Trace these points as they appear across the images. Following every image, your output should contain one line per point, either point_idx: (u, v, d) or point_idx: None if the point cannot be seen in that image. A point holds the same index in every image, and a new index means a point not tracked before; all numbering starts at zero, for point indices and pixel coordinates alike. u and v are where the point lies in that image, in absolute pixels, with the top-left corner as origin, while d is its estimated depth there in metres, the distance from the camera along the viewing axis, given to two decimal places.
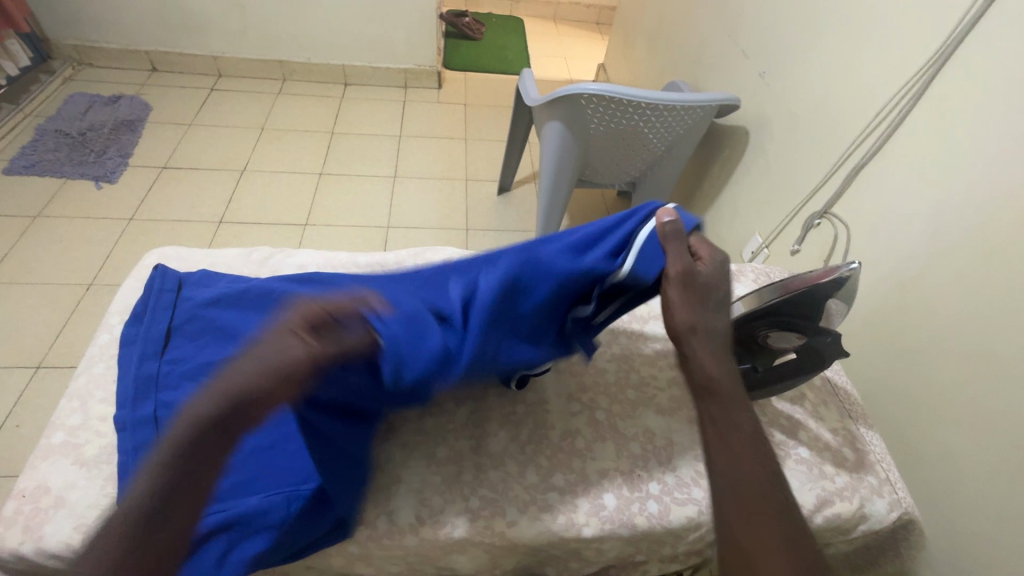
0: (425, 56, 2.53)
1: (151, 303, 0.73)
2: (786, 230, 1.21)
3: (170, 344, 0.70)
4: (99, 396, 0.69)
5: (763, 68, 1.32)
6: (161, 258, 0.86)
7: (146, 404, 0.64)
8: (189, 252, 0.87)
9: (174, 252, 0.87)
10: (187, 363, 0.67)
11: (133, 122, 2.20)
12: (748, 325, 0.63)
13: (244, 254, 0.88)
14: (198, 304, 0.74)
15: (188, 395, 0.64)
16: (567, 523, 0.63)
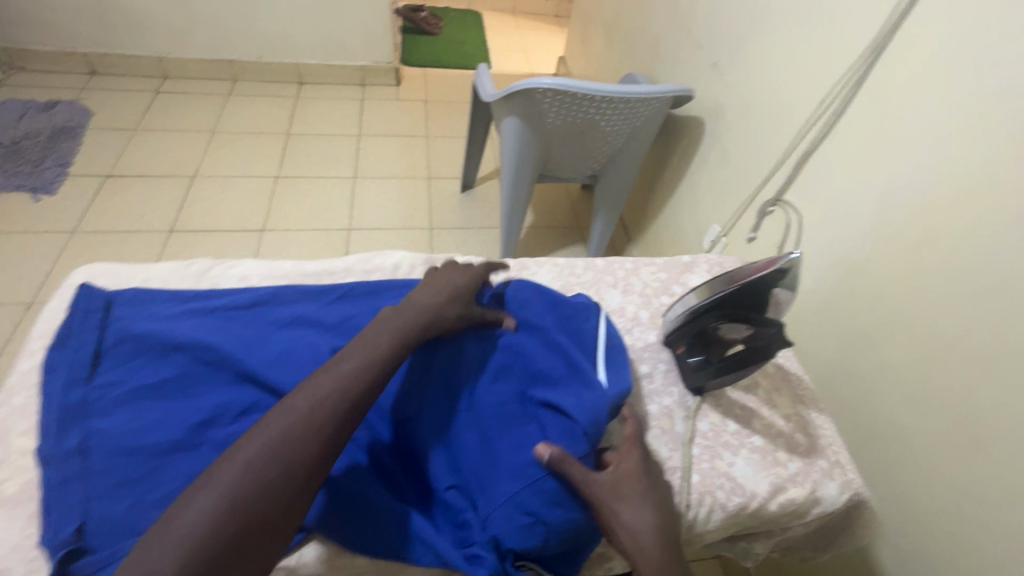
0: (381, 53, 2.47)
1: (78, 327, 0.69)
2: (743, 218, 1.23)
3: (99, 367, 0.67)
4: (21, 428, 0.65)
5: (715, 59, 1.33)
6: (88, 276, 0.81)
7: (73, 434, 0.60)
8: (119, 268, 0.83)
9: (103, 268, 0.83)
10: (120, 387, 0.64)
11: (72, 129, 2.08)
12: (697, 317, 0.65)
13: (180, 266, 0.85)
14: (130, 324, 0.70)
15: (122, 420, 0.61)
16: None
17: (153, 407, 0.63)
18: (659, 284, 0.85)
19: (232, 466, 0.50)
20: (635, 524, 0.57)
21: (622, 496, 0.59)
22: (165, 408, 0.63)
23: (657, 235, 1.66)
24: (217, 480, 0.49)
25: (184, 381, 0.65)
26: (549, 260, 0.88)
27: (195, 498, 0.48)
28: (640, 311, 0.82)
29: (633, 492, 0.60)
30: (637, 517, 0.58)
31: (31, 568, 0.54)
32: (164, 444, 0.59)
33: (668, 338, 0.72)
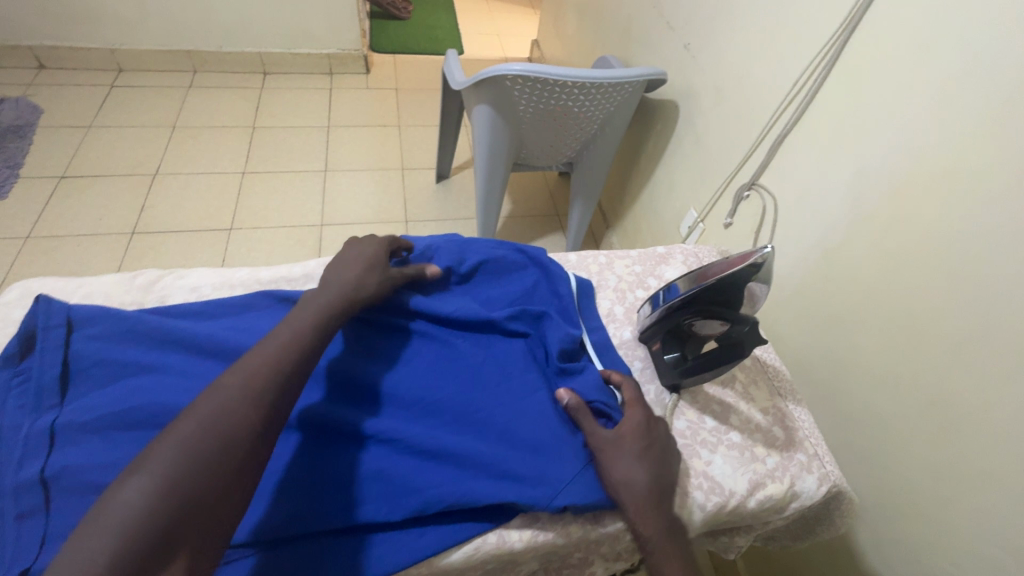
0: (348, 39, 2.39)
1: (39, 349, 0.66)
2: (719, 204, 1.22)
3: (70, 394, 0.65)
4: None
5: (688, 40, 1.30)
6: (25, 293, 0.77)
7: (34, 463, 0.58)
8: (58, 282, 0.79)
9: (45, 282, 0.79)
10: (90, 414, 0.63)
11: (21, 127, 1.97)
12: (673, 312, 0.63)
13: (127, 278, 0.82)
14: (101, 349, 0.68)
15: (90, 452, 0.60)
16: (498, 541, 0.61)
17: (125, 438, 0.62)
18: (634, 277, 0.84)
19: (177, 435, 0.48)
20: (638, 483, 0.60)
21: (625, 456, 0.61)
22: (139, 441, 0.62)
23: (636, 222, 1.64)
24: (157, 448, 0.47)
25: (156, 410, 0.63)
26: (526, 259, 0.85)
27: (128, 481, 0.45)
28: (615, 306, 0.81)
29: (642, 452, 0.62)
30: (643, 479, 0.60)
31: None
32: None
33: (643, 334, 0.70)
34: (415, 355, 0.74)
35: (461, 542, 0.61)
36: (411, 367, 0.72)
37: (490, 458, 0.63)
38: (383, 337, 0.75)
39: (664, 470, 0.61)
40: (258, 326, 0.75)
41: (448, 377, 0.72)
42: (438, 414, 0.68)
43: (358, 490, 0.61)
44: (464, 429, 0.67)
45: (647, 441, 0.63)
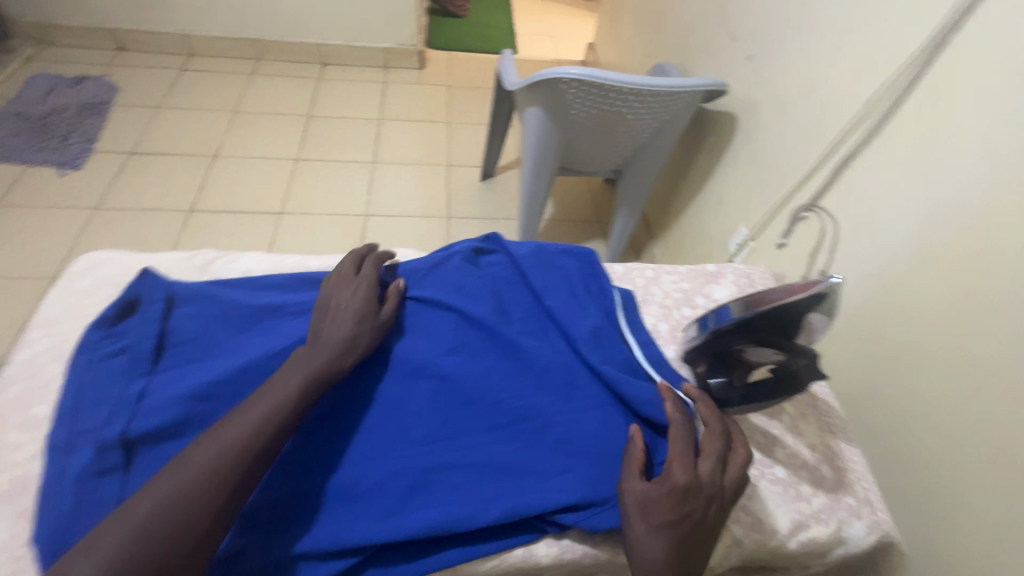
0: (405, 35, 2.43)
1: (137, 321, 0.69)
2: (773, 223, 1.16)
3: (159, 363, 0.68)
4: (15, 421, 0.66)
5: (752, 52, 1.25)
6: (94, 265, 0.82)
7: (116, 424, 0.60)
8: (124, 257, 0.84)
9: (112, 256, 0.84)
10: (176, 385, 0.65)
11: (98, 105, 2.10)
12: (724, 336, 0.59)
13: (184, 257, 0.85)
14: (188, 325, 0.72)
15: (172, 422, 0.61)
16: (524, 555, 0.60)
17: (205, 411, 0.63)
18: (681, 294, 0.79)
19: (154, 490, 0.50)
20: (653, 556, 0.52)
21: (646, 522, 0.54)
22: (215, 415, 0.64)
23: (681, 235, 1.60)
24: (133, 503, 0.49)
25: (232, 388, 0.66)
26: (580, 251, 0.79)
27: (126, 512, 0.49)
28: (659, 323, 0.75)
29: (673, 523, 0.54)
30: (659, 552, 0.52)
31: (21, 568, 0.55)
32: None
33: (685, 355, 0.66)
34: (464, 349, 0.70)
35: (500, 551, 0.59)
36: (457, 364, 0.69)
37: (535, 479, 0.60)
38: (430, 328, 0.72)
39: (689, 547, 0.53)
40: None
41: (512, 381, 0.67)
42: (485, 418, 0.65)
43: (399, 494, 0.59)
44: (512, 439, 0.64)
45: (682, 515, 0.54)
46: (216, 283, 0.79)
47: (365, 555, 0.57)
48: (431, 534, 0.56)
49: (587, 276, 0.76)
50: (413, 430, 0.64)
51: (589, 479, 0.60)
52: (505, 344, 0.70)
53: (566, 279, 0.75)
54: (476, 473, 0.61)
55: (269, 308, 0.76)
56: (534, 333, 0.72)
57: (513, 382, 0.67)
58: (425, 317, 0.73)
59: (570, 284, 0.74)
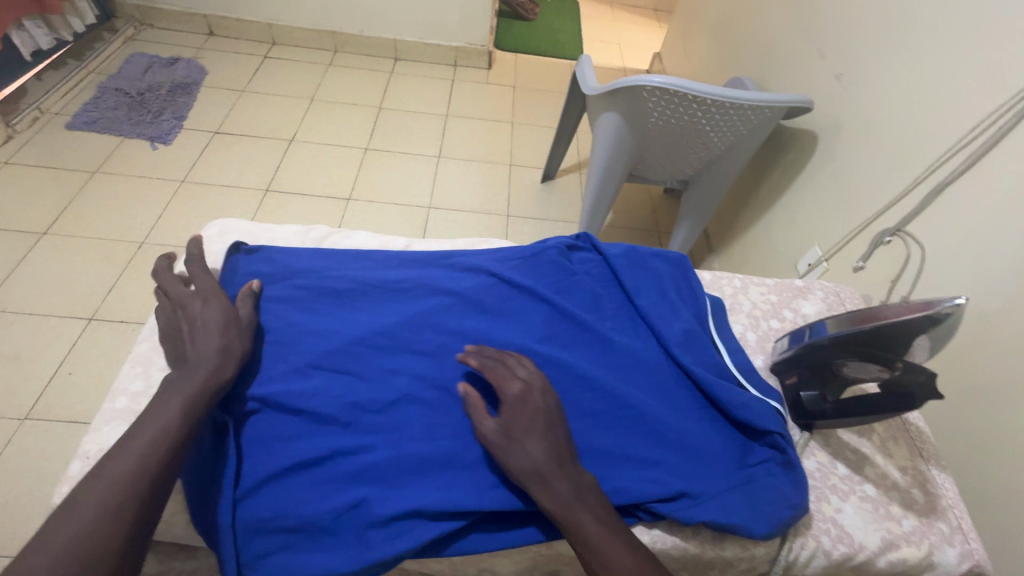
0: (477, 34, 2.48)
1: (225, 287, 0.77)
2: (851, 245, 1.14)
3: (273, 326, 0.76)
4: (158, 364, 0.76)
5: (840, 70, 1.23)
6: (220, 231, 0.90)
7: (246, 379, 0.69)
8: (247, 225, 0.92)
9: (235, 223, 0.92)
10: (293, 349, 0.72)
11: (188, 85, 2.23)
12: (822, 350, 0.60)
13: (302, 231, 0.93)
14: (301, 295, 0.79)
15: (289, 383, 0.68)
16: None
17: (315, 375, 0.69)
18: (769, 306, 0.79)
19: (103, 475, 0.54)
20: (535, 461, 0.57)
21: (513, 441, 0.59)
22: (324, 379, 0.69)
23: (744, 250, 1.59)
24: (87, 488, 0.53)
25: (340, 355, 0.71)
26: (670, 255, 0.80)
27: (74, 509, 0.51)
28: (747, 333, 0.76)
29: (534, 426, 0.60)
30: (540, 454, 0.58)
31: None
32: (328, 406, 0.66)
33: (775, 366, 0.69)
34: (558, 338, 0.72)
35: None
36: (551, 350, 0.70)
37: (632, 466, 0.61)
38: (523, 314, 0.74)
39: (557, 438, 0.60)
40: (422, 291, 0.78)
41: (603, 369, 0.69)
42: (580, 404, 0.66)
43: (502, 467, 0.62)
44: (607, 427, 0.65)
45: (532, 418, 0.60)
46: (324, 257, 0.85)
47: (472, 520, 0.61)
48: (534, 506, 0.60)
49: (679, 279, 0.77)
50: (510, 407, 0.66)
51: (680, 472, 0.61)
52: (598, 336, 0.71)
53: (656, 280, 0.76)
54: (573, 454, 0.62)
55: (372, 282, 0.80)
56: (625, 329, 0.73)
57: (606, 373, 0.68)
58: (520, 303, 0.76)
59: (661, 284, 0.76)
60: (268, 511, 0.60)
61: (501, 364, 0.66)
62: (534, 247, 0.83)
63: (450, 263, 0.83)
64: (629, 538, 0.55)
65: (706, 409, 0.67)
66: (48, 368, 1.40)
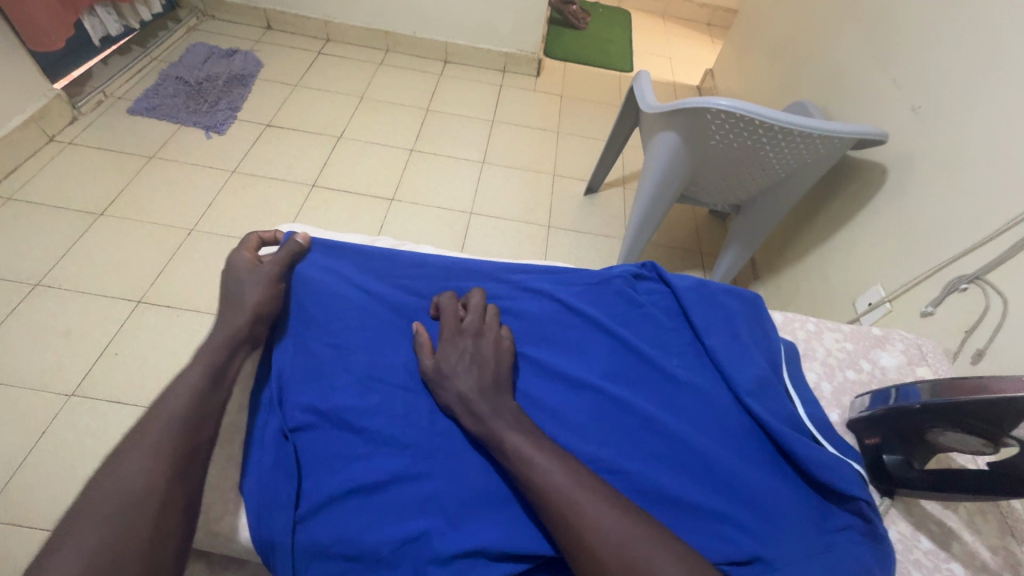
0: (528, 41, 2.47)
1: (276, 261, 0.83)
2: (918, 289, 1.07)
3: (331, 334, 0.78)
4: None
5: (917, 103, 1.18)
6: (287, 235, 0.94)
7: (307, 391, 0.69)
8: (312, 232, 0.96)
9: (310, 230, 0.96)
10: (355, 361, 0.73)
11: (244, 77, 2.28)
12: (912, 414, 0.58)
13: (366, 241, 0.96)
14: (367, 304, 0.80)
15: (350, 398, 0.69)
16: None
17: (374, 393, 0.70)
18: (844, 355, 0.76)
19: (104, 491, 0.53)
20: (461, 388, 0.65)
21: (445, 375, 0.67)
22: (384, 396, 0.70)
23: (794, 281, 1.54)
24: (88, 505, 0.52)
25: (401, 372, 0.72)
26: (739, 293, 0.78)
27: (92, 504, 0.52)
28: (821, 382, 0.73)
29: (462, 361, 0.68)
30: (466, 382, 0.66)
31: (228, 509, 0.65)
32: (392, 424, 0.67)
33: (858, 424, 0.66)
34: (624, 372, 0.71)
35: None
36: (616, 384, 0.70)
37: (700, 511, 0.59)
38: (588, 346, 0.74)
39: (485, 371, 0.67)
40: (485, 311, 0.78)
41: (668, 410, 0.67)
42: (645, 440, 0.64)
43: None
44: (674, 468, 0.63)
45: (467, 352, 0.69)
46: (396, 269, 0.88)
47: (532, 563, 0.59)
48: None
49: (752, 320, 0.75)
50: (576, 435, 0.65)
51: (754, 531, 0.57)
52: (661, 371, 0.70)
53: (727, 318, 0.74)
54: (639, 490, 0.60)
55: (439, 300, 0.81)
56: (693, 368, 0.71)
57: (669, 412, 0.67)
58: (584, 334, 0.75)
59: (732, 323, 0.73)
60: (326, 529, 0.60)
61: (451, 310, 0.76)
62: (601, 274, 0.83)
63: (517, 285, 0.83)
64: (551, 449, 0.59)
65: (778, 462, 0.64)
66: (96, 347, 1.44)
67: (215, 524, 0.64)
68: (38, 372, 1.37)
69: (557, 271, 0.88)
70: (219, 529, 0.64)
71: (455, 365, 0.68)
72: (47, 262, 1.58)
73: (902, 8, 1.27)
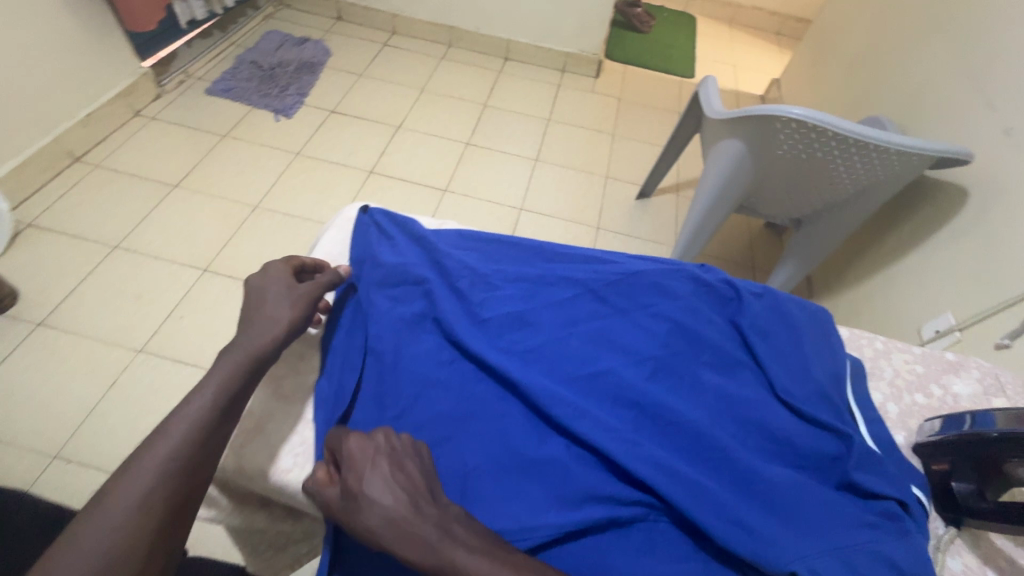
0: (590, 43, 2.46)
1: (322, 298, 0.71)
2: (995, 319, 1.00)
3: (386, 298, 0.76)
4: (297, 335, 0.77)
5: (1011, 124, 1.11)
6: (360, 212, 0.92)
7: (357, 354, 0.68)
8: None
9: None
10: None
11: (314, 65, 2.38)
12: (988, 444, 0.55)
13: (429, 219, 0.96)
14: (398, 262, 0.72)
15: None
16: None
17: None
18: (913, 377, 0.73)
19: (168, 433, 0.52)
20: (386, 507, 0.49)
21: (357, 502, 0.49)
22: None
23: (854, 302, 1.47)
24: (151, 446, 0.51)
25: None
26: (803, 302, 0.74)
27: (89, 521, 0.46)
28: (887, 403, 0.70)
29: (378, 477, 0.51)
30: (391, 503, 0.49)
31: (295, 463, 0.65)
32: (427, 395, 0.61)
33: (924, 450, 0.63)
34: (681, 379, 0.62)
35: None
36: (672, 387, 0.62)
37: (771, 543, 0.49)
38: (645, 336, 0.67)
39: (412, 477, 0.52)
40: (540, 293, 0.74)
41: (721, 424, 0.59)
42: (703, 454, 0.56)
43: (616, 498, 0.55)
44: (735, 486, 0.54)
45: (378, 467, 0.52)
46: (433, 235, 0.80)
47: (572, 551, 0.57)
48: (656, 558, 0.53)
49: (819, 331, 0.70)
50: (627, 438, 0.56)
51: None
52: (727, 388, 0.61)
53: (792, 324, 0.69)
54: (701, 517, 0.51)
55: (476, 274, 0.73)
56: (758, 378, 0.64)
57: (734, 427, 0.59)
58: (627, 331, 0.66)
59: (795, 334, 0.68)
60: None
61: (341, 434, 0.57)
62: (661, 268, 0.75)
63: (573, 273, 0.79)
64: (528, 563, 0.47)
65: None
66: (164, 309, 1.54)
67: (281, 476, 0.64)
68: (112, 327, 1.48)
69: (604, 257, 0.80)
70: (284, 482, 0.64)
71: (364, 488, 0.50)
72: (126, 227, 1.70)
73: (1003, 21, 1.19)
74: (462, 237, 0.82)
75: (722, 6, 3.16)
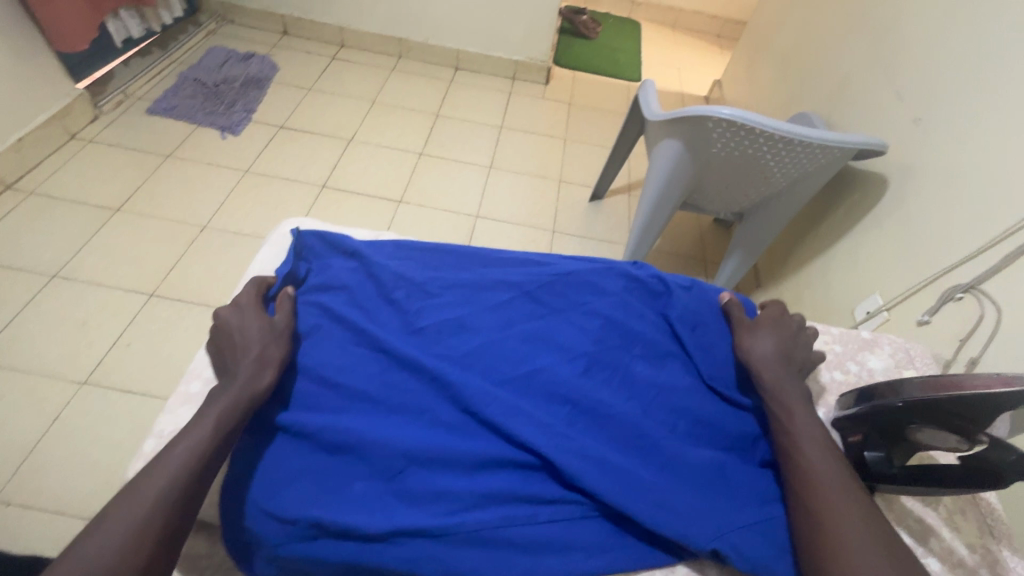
0: (538, 51, 2.51)
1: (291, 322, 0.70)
2: (914, 300, 1.08)
3: None
4: None
5: (919, 115, 1.19)
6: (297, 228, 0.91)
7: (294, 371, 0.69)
8: (321, 224, 0.94)
9: (310, 223, 0.91)
10: None
11: (260, 80, 2.34)
12: (894, 412, 0.60)
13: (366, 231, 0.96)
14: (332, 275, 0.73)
15: None
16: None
17: None
18: (833, 356, 0.78)
19: (163, 462, 0.52)
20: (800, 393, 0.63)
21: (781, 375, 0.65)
22: None
23: (795, 289, 1.55)
24: (145, 477, 0.50)
25: None
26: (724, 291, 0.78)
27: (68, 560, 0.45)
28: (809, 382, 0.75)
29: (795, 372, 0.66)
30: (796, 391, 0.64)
31: None
32: (357, 403, 0.62)
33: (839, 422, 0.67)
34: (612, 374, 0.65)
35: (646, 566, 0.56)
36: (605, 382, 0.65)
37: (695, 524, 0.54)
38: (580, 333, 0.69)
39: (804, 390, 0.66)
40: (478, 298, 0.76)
41: (651, 415, 0.63)
42: (634, 443, 0.60)
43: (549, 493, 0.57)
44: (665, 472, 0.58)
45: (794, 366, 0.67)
46: (368, 248, 0.80)
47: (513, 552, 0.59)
48: (595, 550, 0.55)
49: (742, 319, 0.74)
50: (560, 433, 0.59)
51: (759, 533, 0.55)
52: (657, 381, 0.65)
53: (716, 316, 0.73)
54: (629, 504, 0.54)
55: (413, 284, 0.74)
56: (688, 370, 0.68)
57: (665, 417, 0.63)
58: (563, 329, 0.69)
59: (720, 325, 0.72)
60: None
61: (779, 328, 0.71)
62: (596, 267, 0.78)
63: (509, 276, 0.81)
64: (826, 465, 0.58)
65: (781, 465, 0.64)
66: (110, 337, 1.48)
67: None
68: (53, 360, 1.41)
69: (540, 259, 0.82)
70: None
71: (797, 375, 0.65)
72: (64, 255, 1.63)
73: (908, 21, 1.28)
74: (399, 247, 0.83)
75: (665, 11, 3.27)
